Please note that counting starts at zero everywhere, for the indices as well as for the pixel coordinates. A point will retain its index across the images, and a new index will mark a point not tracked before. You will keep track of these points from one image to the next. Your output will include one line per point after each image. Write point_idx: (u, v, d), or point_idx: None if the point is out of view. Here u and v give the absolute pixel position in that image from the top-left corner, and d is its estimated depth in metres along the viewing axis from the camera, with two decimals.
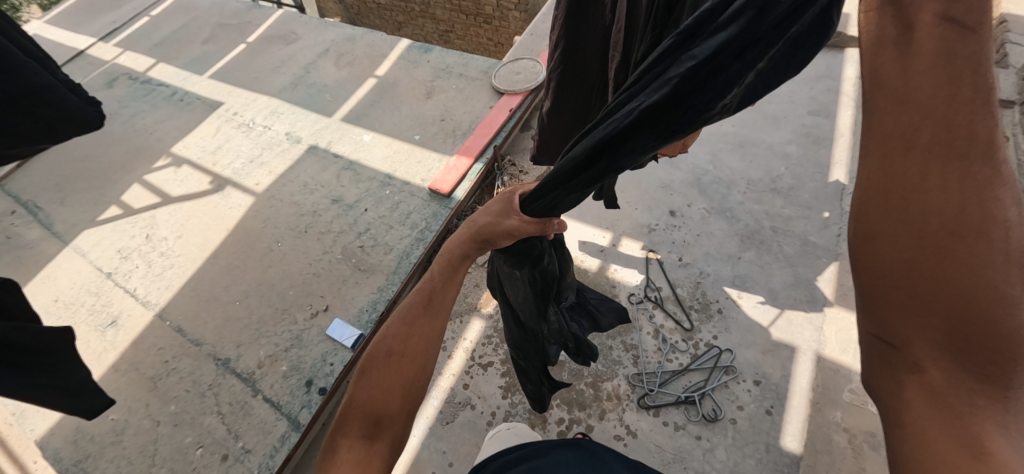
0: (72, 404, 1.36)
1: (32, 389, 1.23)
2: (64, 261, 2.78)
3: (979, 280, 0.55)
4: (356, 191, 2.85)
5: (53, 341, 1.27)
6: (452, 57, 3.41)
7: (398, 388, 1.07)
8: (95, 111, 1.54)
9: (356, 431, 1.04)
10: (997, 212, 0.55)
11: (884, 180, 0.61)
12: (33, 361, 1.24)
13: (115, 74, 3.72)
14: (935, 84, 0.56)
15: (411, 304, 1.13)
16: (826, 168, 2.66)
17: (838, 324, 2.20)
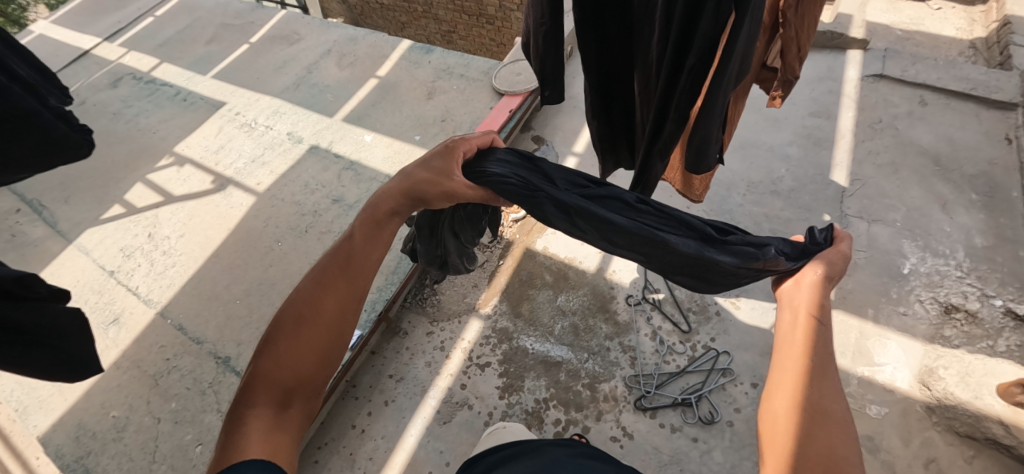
0: (73, 374, 1.28)
1: (27, 364, 1.14)
2: (68, 260, 2.80)
3: (833, 453, 0.71)
4: (356, 191, 2.87)
5: (61, 322, 1.17)
6: (453, 57, 3.42)
7: (309, 354, 1.02)
8: (84, 141, 1.32)
9: (264, 401, 0.97)
10: (840, 412, 0.75)
11: (779, 376, 0.81)
12: (39, 338, 1.14)
13: (120, 74, 3.75)
14: (809, 323, 0.83)
15: (323, 265, 1.08)
16: (827, 170, 2.65)
17: (837, 327, 2.20)
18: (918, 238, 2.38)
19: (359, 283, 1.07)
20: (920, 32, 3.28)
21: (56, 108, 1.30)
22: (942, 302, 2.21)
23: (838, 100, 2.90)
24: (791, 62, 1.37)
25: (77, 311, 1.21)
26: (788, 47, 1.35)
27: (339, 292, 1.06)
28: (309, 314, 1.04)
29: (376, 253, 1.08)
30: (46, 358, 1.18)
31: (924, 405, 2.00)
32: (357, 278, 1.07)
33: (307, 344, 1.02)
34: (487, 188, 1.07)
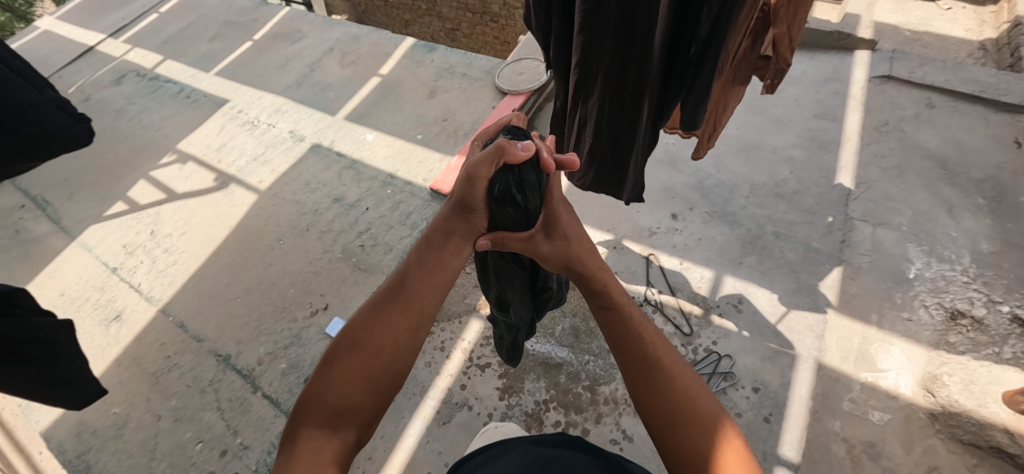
0: (62, 396, 1.44)
1: (25, 380, 1.29)
2: (70, 257, 2.81)
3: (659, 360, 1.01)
4: (357, 190, 2.86)
5: (52, 334, 1.32)
6: (456, 56, 3.40)
7: (363, 378, 0.97)
8: (83, 128, 1.41)
9: (315, 422, 0.91)
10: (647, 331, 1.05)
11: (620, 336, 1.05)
12: (33, 352, 1.29)
13: (124, 71, 3.76)
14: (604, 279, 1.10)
15: (378, 294, 1.06)
16: (832, 172, 2.62)
17: (839, 333, 2.18)
18: (924, 243, 2.35)
19: (414, 305, 1.04)
20: (929, 33, 3.24)
21: (53, 97, 1.37)
22: (948, 308, 2.19)
23: (844, 102, 2.87)
24: (782, 51, 1.23)
25: (68, 323, 1.36)
26: (776, 40, 1.22)
27: (396, 316, 1.02)
28: (363, 337, 1.00)
29: (433, 278, 1.07)
30: (42, 374, 1.34)
31: (927, 412, 1.98)
32: (412, 301, 1.04)
33: (358, 364, 0.98)
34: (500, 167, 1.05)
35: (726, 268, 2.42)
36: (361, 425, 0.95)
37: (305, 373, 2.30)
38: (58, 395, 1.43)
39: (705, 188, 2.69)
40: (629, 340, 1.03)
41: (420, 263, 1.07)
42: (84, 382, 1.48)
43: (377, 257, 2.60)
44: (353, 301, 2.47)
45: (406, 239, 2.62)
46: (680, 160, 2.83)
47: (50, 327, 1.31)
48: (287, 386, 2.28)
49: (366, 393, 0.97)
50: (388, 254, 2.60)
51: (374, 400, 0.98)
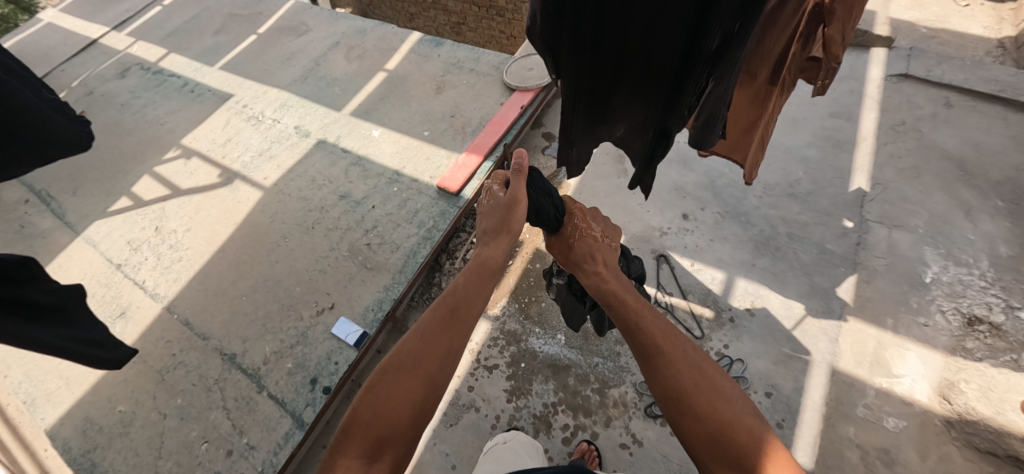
0: (95, 355, 1.48)
1: (53, 336, 1.36)
2: (75, 252, 2.80)
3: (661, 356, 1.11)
4: (363, 187, 2.83)
5: (67, 296, 1.41)
6: (463, 51, 3.35)
7: (404, 404, 1.05)
8: (84, 132, 1.56)
9: (357, 450, 1.00)
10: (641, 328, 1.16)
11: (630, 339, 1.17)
12: (52, 315, 1.37)
13: (127, 64, 3.72)
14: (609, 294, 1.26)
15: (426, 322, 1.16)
16: (847, 173, 2.57)
17: (854, 337, 2.15)
18: (941, 246, 2.31)
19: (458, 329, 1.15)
20: (946, 30, 3.16)
21: (51, 101, 1.51)
22: (965, 313, 2.15)
23: (860, 101, 2.81)
24: (833, 49, 1.21)
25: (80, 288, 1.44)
26: (828, 39, 1.20)
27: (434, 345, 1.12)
28: (406, 359, 1.10)
29: (475, 303, 1.20)
30: (70, 333, 1.41)
31: (943, 419, 1.95)
32: (460, 322, 1.16)
33: (404, 388, 1.06)
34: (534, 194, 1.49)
35: (739, 269, 2.39)
36: (402, 449, 1.02)
37: (311, 372, 2.27)
38: (93, 357, 1.47)
39: (716, 188, 2.65)
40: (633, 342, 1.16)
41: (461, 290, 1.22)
42: (115, 342, 1.54)
43: (384, 256, 2.56)
44: (359, 300, 2.44)
45: (413, 238, 2.58)
46: (692, 159, 2.79)
47: (64, 291, 1.40)
48: (293, 386, 2.26)
49: (410, 412, 1.04)
50: (395, 253, 2.56)
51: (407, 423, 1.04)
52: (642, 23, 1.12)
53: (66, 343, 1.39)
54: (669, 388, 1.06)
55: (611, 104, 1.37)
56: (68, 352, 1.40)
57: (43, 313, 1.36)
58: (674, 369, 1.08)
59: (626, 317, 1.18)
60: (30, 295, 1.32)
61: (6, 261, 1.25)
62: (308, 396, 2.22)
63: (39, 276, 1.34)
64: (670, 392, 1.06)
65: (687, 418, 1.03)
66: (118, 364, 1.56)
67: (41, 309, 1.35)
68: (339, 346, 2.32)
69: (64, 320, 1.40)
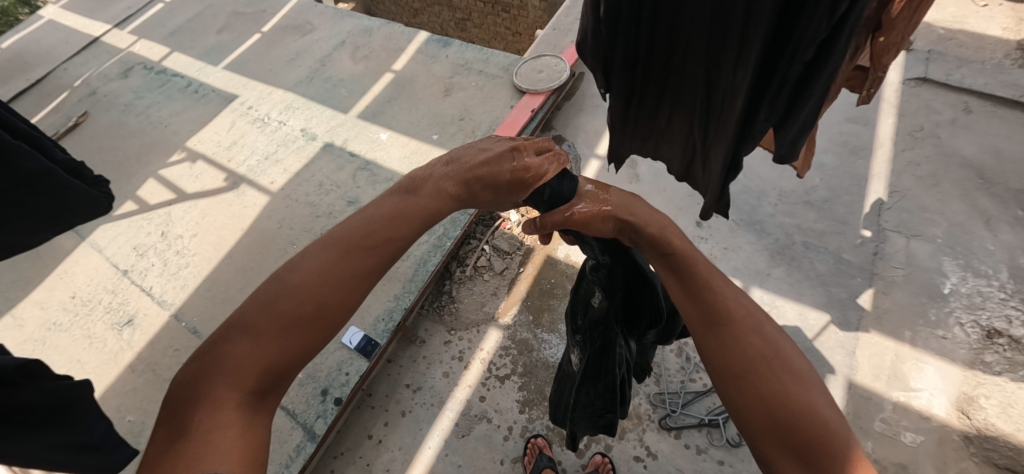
0: (91, 461, 1.08)
1: (40, 451, 0.96)
2: (81, 257, 2.77)
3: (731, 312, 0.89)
4: (372, 193, 2.79)
5: (67, 398, 1.00)
6: (471, 52, 3.29)
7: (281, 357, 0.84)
8: (100, 194, 1.18)
9: (234, 388, 0.79)
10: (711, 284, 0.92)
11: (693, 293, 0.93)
12: (43, 420, 0.97)
13: (130, 63, 3.67)
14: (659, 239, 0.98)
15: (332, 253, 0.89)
16: (864, 180, 2.53)
17: (870, 350, 2.13)
18: (960, 256, 2.27)
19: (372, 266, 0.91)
20: (964, 30, 3.06)
21: (65, 160, 1.12)
22: (984, 326, 2.12)
23: (877, 106, 2.76)
24: (885, 56, 1.16)
25: (82, 382, 1.04)
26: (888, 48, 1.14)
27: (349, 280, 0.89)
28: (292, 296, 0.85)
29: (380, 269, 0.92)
30: (64, 440, 1.01)
31: (962, 434, 1.94)
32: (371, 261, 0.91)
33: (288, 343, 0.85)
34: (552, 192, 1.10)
35: (755, 279, 2.37)
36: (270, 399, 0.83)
37: (321, 383, 2.25)
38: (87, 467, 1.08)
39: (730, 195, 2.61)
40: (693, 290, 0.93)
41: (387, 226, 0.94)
42: (116, 440, 1.14)
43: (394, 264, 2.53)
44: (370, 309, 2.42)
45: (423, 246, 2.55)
46: None
47: (67, 388, 1.00)
48: (304, 397, 2.23)
49: (286, 355, 0.84)
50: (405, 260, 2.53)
51: (292, 367, 0.86)
52: (708, 41, 1.06)
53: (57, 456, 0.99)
54: (744, 363, 0.85)
55: (667, 117, 1.34)
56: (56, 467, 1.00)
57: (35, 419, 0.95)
58: (755, 342, 0.86)
59: (694, 272, 0.94)
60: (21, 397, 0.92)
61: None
62: (318, 408, 2.19)
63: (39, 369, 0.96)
64: (742, 367, 0.85)
65: (759, 397, 0.82)
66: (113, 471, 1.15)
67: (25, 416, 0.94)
68: (350, 356, 2.30)
69: (61, 424, 1.00)
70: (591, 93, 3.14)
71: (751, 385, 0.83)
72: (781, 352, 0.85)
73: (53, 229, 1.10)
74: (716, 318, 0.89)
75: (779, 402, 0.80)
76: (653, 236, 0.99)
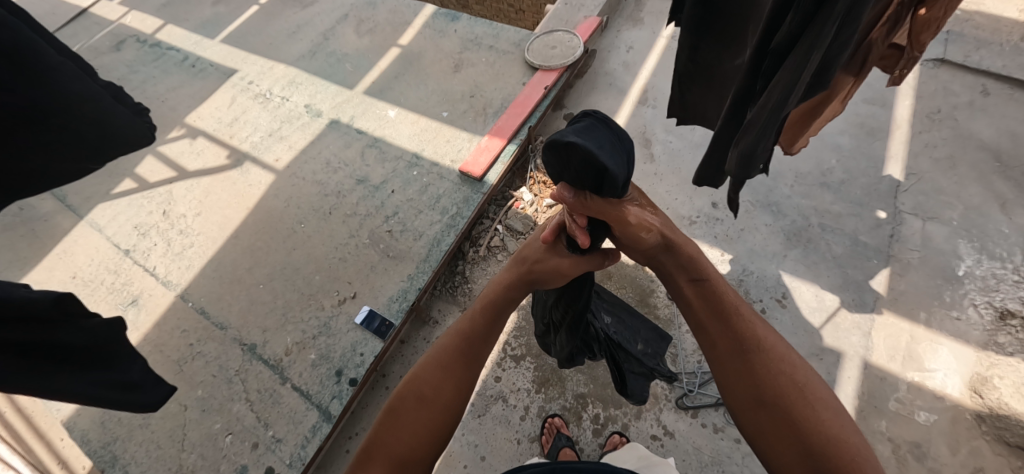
0: (129, 397, 1.30)
1: (91, 386, 1.19)
2: (80, 237, 2.68)
3: (751, 334, 1.01)
4: (381, 171, 2.72)
5: (104, 335, 1.20)
6: (481, 26, 3.19)
7: (423, 434, 1.03)
8: (144, 123, 1.35)
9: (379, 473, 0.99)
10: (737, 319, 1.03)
11: (722, 329, 1.02)
12: (89, 354, 1.19)
13: (122, 36, 3.52)
14: (691, 279, 1.06)
15: (444, 350, 1.14)
16: (881, 162, 2.56)
17: (886, 331, 2.17)
18: (975, 239, 2.31)
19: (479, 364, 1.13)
20: (982, 10, 3.00)
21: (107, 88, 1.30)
22: (997, 307, 2.15)
23: (894, 87, 2.77)
24: (924, 34, 1.30)
25: (117, 320, 1.22)
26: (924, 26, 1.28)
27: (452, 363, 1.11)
28: (430, 394, 1.07)
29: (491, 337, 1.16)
30: (104, 376, 1.23)
31: (974, 413, 1.97)
32: (480, 359, 1.14)
33: (419, 413, 1.05)
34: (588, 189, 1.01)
35: (771, 260, 2.39)
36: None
37: (336, 364, 2.22)
38: (131, 402, 1.31)
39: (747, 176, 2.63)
40: (718, 320, 1.03)
41: (490, 324, 1.16)
42: (153, 382, 1.36)
43: (406, 244, 2.48)
44: (383, 289, 2.37)
45: (436, 225, 2.49)
46: None
47: (99, 327, 1.18)
48: (318, 378, 2.21)
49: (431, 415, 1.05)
50: (418, 241, 2.47)
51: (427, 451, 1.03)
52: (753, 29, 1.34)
53: (94, 390, 1.20)
54: (764, 381, 0.96)
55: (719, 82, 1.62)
56: (100, 400, 1.23)
57: (73, 354, 1.16)
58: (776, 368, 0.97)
59: (716, 298, 1.04)
60: (62, 338, 1.13)
61: (36, 301, 1.05)
62: (333, 389, 2.17)
63: (73, 311, 1.12)
64: (763, 393, 0.96)
65: (775, 411, 0.94)
66: (153, 406, 1.36)
67: (77, 349, 1.16)
68: (364, 337, 2.27)
69: (97, 361, 1.21)
70: (604, 72, 3.11)
71: (767, 421, 0.94)
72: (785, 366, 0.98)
73: (103, 158, 1.25)
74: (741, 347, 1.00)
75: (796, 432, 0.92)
76: (691, 259, 1.06)
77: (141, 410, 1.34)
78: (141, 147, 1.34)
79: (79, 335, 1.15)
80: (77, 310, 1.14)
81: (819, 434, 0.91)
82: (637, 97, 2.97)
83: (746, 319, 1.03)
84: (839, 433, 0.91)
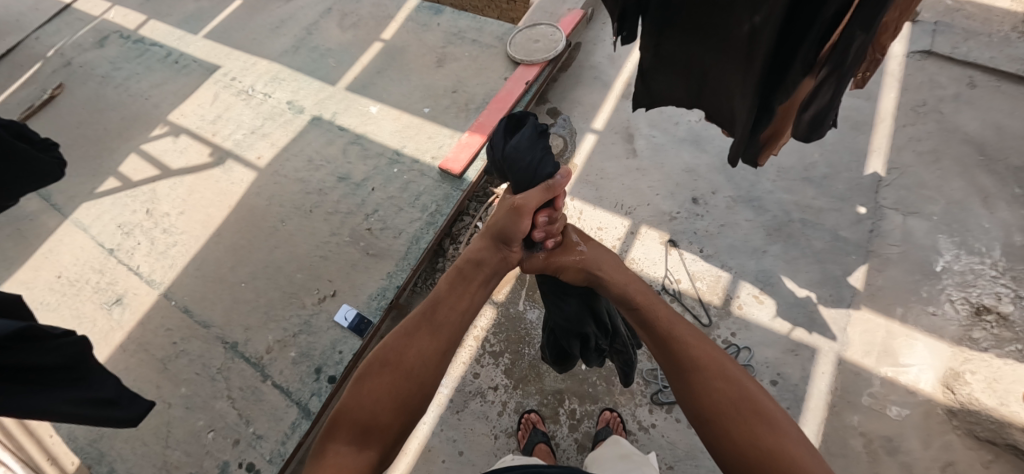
0: (103, 414, 1.34)
1: (69, 404, 1.24)
2: (65, 236, 2.70)
3: (693, 346, 1.10)
4: (363, 168, 2.72)
5: (74, 356, 1.24)
6: (464, 20, 3.16)
7: (387, 401, 1.07)
8: (52, 159, 1.37)
9: (344, 436, 1.03)
10: (679, 332, 1.13)
11: (667, 340, 1.13)
12: (61, 375, 1.23)
13: (105, 32, 3.50)
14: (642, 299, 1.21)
15: (408, 321, 1.19)
16: (864, 156, 2.54)
17: (863, 326, 2.18)
18: (955, 234, 2.30)
19: (443, 330, 1.17)
20: (973, 1, 2.96)
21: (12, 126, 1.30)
22: (973, 303, 2.16)
23: (880, 79, 2.74)
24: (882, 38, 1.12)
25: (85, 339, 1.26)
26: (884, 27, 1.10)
27: (415, 336, 1.15)
28: (395, 358, 1.11)
29: (457, 304, 1.23)
30: (79, 394, 1.26)
31: (946, 408, 1.99)
32: (442, 326, 1.18)
33: (380, 381, 1.08)
34: (528, 148, 1.25)
35: (750, 256, 2.40)
36: (386, 446, 1.04)
37: (316, 361, 2.25)
38: (106, 417, 1.35)
39: (729, 171, 2.62)
40: (662, 336, 1.13)
41: (452, 289, 1.25)
42: (130, 397, 1.41)
43: (386, 242, 2.48)
44: (364, 287, 2.39)
45: (416, 223, 2.50)
46: (705, 139, 2.72)
47: (69, 346, 1.22)
48: (299, 375, 2.24)
49: (392, 384, 1.08)
50: (398, 239, 2.48)
51: (394, 414, 1.06)
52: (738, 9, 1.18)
53: (71, 408, 1.24)
54: (711, 399, 1.03)
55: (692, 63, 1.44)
56: (78, 416, 1.27)
57: (50, 374, 1.21)
58: (728, 388, 1.04)
59: (658, 325, 1.15)
60: (33, 362, 1.16)
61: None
62: (313, 386, 2.21)
63: (40, 335, 1.16)
64: (706, 405, 1.03)
65: (718, 419, 1.02)
66: (132, 422, 1.43)
67: (46, 370, 1.19)
68: (344, 335, 2.29)
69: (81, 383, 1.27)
70: (588, 65, 3.09)
71: (722, 427, 1.01)
72: (732, 372, 1.06)
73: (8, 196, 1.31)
74: (688, 365, 1.08)
75: (750, 437, 0.98)
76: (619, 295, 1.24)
77: (118, 425, 1.40)
78: (49, 182, 1.38)
79: (52, 359, 1.19)
80: (44, 333, 1.17)
81: (756, 436, 0.97)
82: (621, 91, 2.95)
83: (691, 329, 1.14)
84: (774, 434, 0.97)
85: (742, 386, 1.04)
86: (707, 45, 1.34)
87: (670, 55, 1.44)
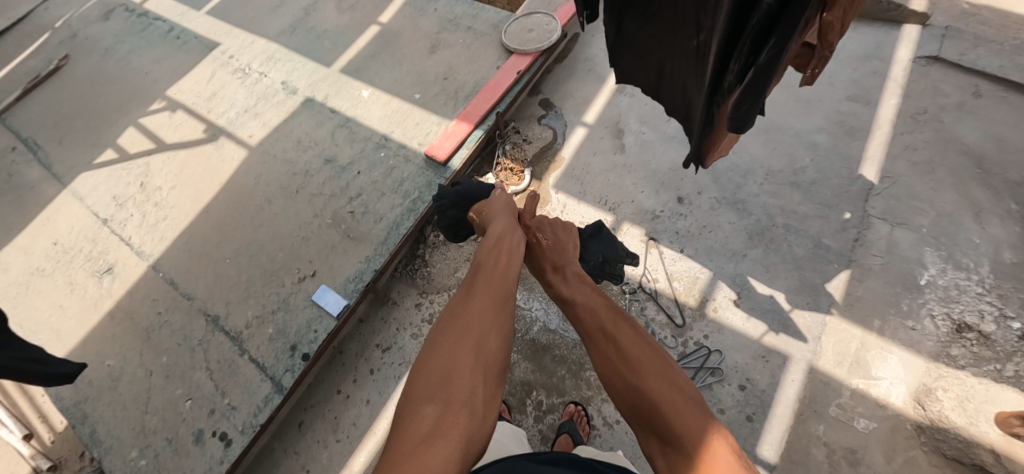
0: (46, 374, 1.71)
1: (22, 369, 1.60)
2: (62, 205, 2.78)
3: (591, 318, 1.23)
4: (350, 151, 2.74)
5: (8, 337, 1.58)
6: (461, 6, 3.14)
7: (467, 353, 1.07)
8: None
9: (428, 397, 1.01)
10: (580, 308, 1.27)
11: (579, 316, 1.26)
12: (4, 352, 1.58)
13: (111, 5, 3.56)
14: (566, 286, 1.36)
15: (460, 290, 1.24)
16: (856, 163, 2.48)
17: (837, 336, 2.14)
18: (942, 248, 2.24)
19: (493, 290, 1.22)
20: (990, 6, 2.83)
21: None
22: (955, 320, 2.10)
23: (882, 84, 2.66)
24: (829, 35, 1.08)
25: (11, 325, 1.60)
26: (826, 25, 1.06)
27: (473, 300, 1.19)
28: (457, 320, 1.14)
29: (502, 269, 1.29)
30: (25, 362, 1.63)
31: (914, 424, 1.95)
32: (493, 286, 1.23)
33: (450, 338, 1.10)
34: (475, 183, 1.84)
35: (729, 259, 2.37)
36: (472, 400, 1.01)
37: (291, 339, 2.30)
38: (51, 375, 1.73)
39: (716, 172, 2.58)
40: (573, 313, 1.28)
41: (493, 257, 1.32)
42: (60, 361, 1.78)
43: (366, 226, 2.51)
44: (341, 270, 2.42)
45: (397, 209, 2.52)
46: None
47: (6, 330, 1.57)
48: (274, 352, 2.29)
49: (464, 341, 1.09)
50: (378, 224, 2.50)
51: (473, 369, 1.06)
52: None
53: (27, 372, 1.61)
54: (606, 362, 1.14)
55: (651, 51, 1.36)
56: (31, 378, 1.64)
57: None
58: (609, 347, 1.15)
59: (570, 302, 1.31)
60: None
61: None
62: (286, 362, 2.26)
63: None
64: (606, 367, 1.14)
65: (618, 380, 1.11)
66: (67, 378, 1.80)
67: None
68: (320, 315, 2.33)
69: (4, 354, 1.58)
70: (584, 57, 3.05)
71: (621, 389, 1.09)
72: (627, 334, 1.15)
73: None
74: (585, 337, 1.21)
75: (637, 393, 1.06)
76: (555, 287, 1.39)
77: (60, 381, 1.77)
78: None
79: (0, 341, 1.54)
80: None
81: (646, 388, 1.05)
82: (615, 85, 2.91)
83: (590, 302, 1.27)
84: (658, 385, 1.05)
85: (619, 347, 1.13)
86: (666, 32, 1.27)
87: (632, 37, 1.35)
